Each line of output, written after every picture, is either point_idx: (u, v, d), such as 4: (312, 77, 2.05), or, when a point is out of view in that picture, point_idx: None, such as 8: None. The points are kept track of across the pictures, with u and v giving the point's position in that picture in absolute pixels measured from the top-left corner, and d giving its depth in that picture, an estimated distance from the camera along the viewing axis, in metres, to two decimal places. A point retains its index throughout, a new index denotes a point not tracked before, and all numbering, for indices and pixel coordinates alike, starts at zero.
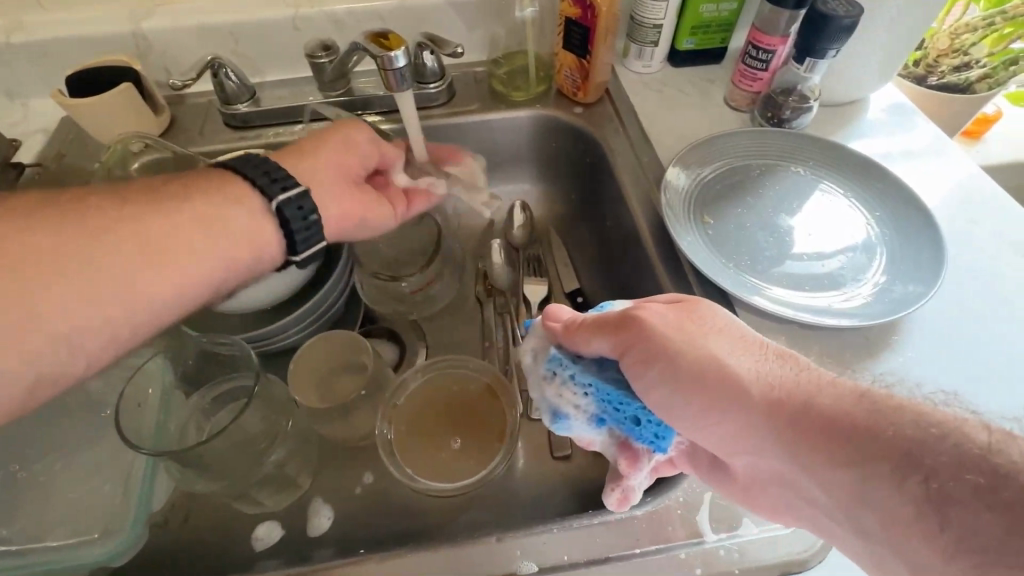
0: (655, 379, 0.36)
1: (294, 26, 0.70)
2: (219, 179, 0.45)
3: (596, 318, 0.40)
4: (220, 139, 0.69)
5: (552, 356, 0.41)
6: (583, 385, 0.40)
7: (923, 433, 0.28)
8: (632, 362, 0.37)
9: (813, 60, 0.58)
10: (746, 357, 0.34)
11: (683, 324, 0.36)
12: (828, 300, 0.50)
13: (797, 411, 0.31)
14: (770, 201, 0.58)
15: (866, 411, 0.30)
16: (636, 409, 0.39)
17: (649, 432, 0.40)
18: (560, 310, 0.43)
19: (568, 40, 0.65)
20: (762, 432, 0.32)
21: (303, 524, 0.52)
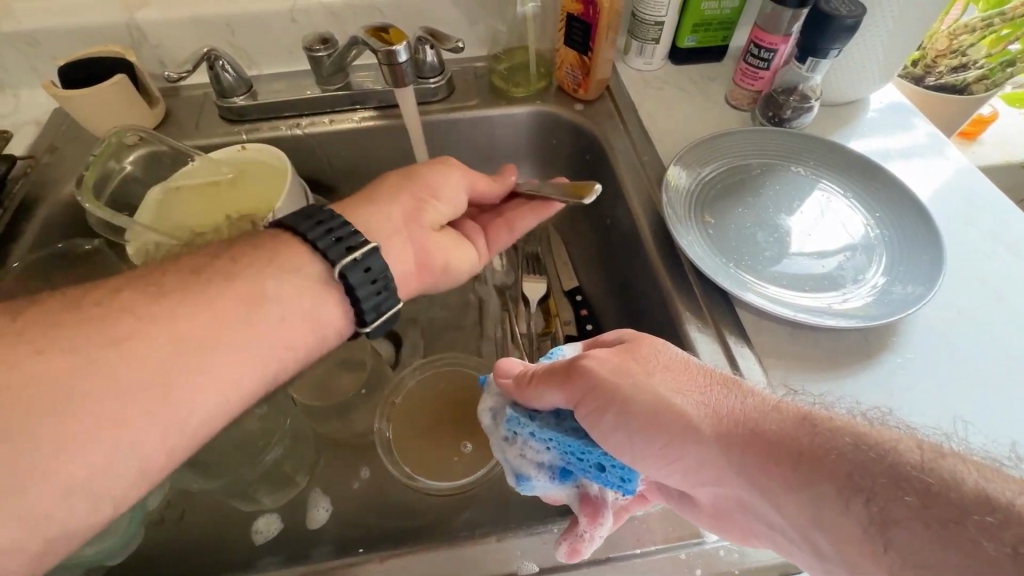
0: (612, 423, 0.37)
1: (293, 19, 0.69)
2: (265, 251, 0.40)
3: (547, 370, 0.40)
4: (217, 132, 0.68)
5: (510, 417, 0.43)
6: (542, 441, 0.42)
7: (862, 455, 0.28)
8: (586, 413, 0.38)
9: (815, 60, 0.58)
10: (689, 389, 0.35)
11: (627, 364, 0.37)
12: (825, 299, 0.50)
13: (748, 439, 0.32)
14: (769, 200, 0.58)
15: (808, 434, 0.30)
16: (600, 455, 0.40)
17: (616, 475, 0.40)
18: (510, 365, 0.44)
19: (569, 36, 0.65)
20: (721, 464, 0.33)
21: (301, 517, 0.52)
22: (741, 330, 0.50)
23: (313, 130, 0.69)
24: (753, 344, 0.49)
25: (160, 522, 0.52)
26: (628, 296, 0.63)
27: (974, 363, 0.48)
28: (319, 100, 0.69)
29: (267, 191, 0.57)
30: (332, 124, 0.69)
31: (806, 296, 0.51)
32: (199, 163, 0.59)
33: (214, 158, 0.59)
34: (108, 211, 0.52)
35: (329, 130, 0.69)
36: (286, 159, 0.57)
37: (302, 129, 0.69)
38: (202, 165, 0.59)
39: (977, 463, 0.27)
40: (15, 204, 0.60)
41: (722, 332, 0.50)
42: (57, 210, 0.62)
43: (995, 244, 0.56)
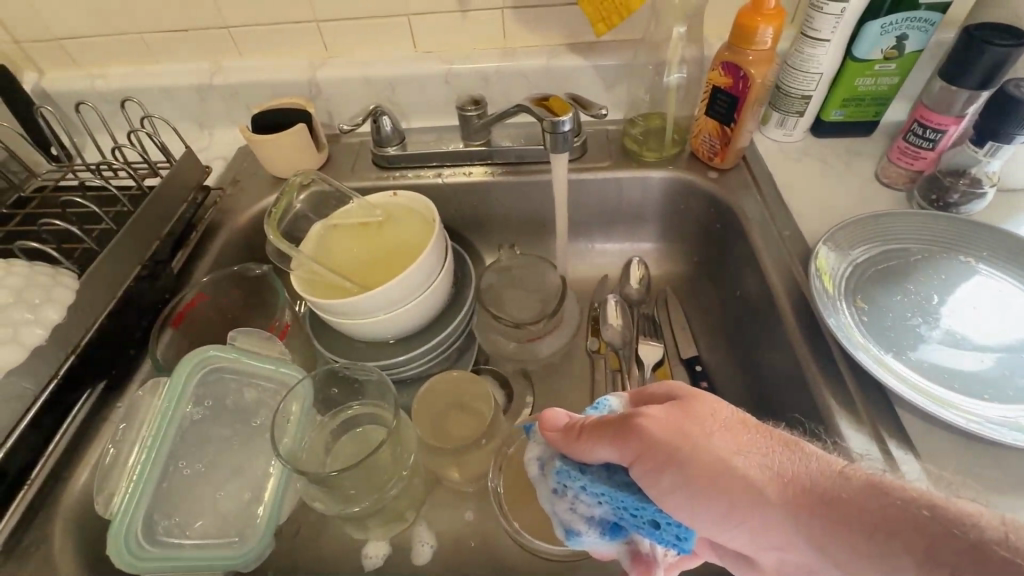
0: (671, 486, 0.33)
1: (446, 80, 0.76)
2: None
3: (597, 422, 0.37)
4: (369, 176, 0.76)
5: (558, 469, 0.39)
6: (594, 496, 0.37)
7: (943, 529, 0.26)
8: (641, 472, 0.34)
9: (996, 144, 0.53)
10: (749, 449, 0.33)
11: (684, 424, 0.34)
12: (1015, 412, 0.44)
13: (822, 506, 0.30)
14: (934, 286, 0.53)
15: (880, 505, 0.28)
16: (654, 512, 0.36)
17: (671, 534, 0.36)
18: (553, 417, 0.40)
19: (711, 107, 0.65)
20: (787, 530, 0.31)
21: (408, 551, 0.55)
22: (907, 439, 0.44)
23: (452, 179, 0.74)
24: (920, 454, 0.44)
25: (285, 527, 0.56)
26: (756, 374, 0.60)
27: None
28: (461, 154, 0.74)
29: (415, 235, 0.62)
30: (470, 175, 0.74)
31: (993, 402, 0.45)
32: (354, 206, 0.65)
33: (369, 202, 0.66)
34: (284, 242, 0.57)
35: (466, 180, 0.74)
36: (431, 203, 0.62)
37: (443, 178, 0.75)
38: (356, 207, 0.65)
39: None
40: (204, 226, 0.68)
41: (878, 438, 0.45)
42: (233, 236, 0.69)
43: None
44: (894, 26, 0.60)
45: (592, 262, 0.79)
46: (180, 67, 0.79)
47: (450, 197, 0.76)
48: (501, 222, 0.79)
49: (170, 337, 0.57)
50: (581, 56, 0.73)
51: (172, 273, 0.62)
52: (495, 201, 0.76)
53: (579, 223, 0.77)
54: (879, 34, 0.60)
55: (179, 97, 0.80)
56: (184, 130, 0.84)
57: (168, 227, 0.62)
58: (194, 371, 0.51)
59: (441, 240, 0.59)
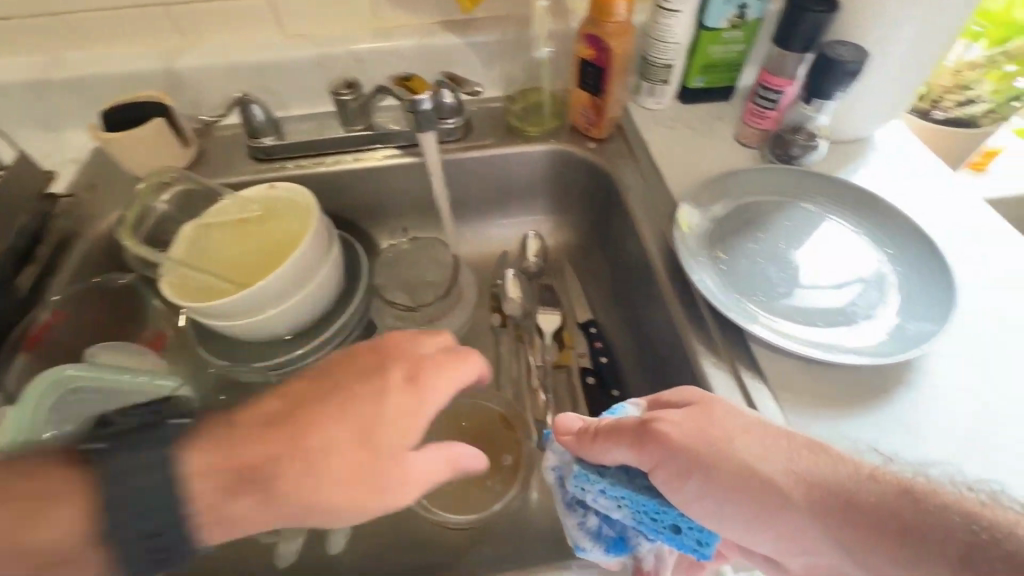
0: (693, 489, 0.36)
1: (319, 64, 0.73)
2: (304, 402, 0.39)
3: (612, 426, 0.40)
4: (248, 170, 0.71)
5: (578, 474, 0.41)
6: (614, 499, 0.40)
7: (974, 535, 0.29)
8: (663, 478, 0.37)
9: (820, 101, 0.60)
10: (774, 452, 0.36)
11: (705, 429, 0.37)
12: (840, 336, 0.50)
13: (842, 507, 0.32)
14: (781, 235, 0.59)
15: (909, 509, 0.31)
16: (674, 516, 0.39)
17: (692, 537, 0.39)
18: (567, 420, 0.43)
19: (582, 79, 0.67)
20: (809, 530, 0.33)
21: (322, 543, 0.55)
22: (755, 368, 0.50)
23: (335, 168, 0.72)
24: (765, 377, 0.49)
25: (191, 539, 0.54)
26: (640, 329, 0.64)
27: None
28: (343, 140, 0.72)
29: (294, 229, 0.59)
30: (355, 162, 0.72)
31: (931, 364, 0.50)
32: (228, 202, 0.62)
33: (244, 197, 0.62)
34: (142, 247, 0.54)
35: (351, 168, 0.72)
36: (309, 193, 0.58)
37: (326, 167, 0.72)
38: (231, 204, 0.61)
39: None
40: (58, 237, 0.61)
41: (733, 372, 0.50)
42: (93, 246, 0.63)
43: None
44: None
45: (491, 240, 0.80)
46: (7, 62, 0.70)
47: (337, 186, 0.74)
48: (394, 207, 0.78)
49: (26, 361, 0.53)
50: (456, 34, 0.72)
51: (19, 293, 0.54)
52: (386, 186, 0.75)
53: (474, 202, 0.78)
54: (724, 3, 0.65)
55: (10, 96, 0.71)
56: (22, 133, 0.74)
57: (7, 242, 0.55)
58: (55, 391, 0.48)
59: (322, 230, 0.57)
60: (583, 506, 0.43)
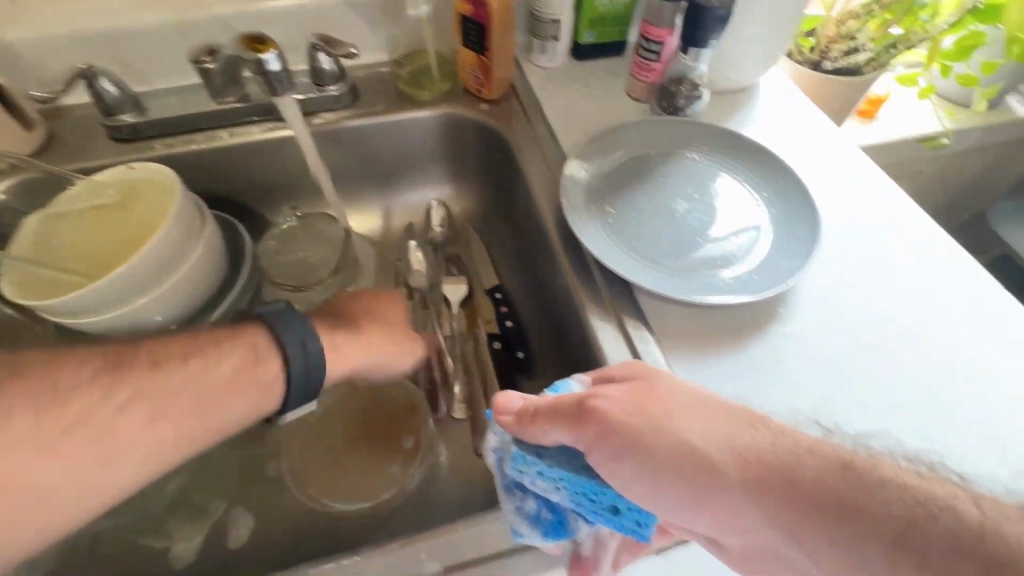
0: (629, 471, 0.35)
1: (180, 31, 0.66)
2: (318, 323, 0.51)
3: (551, 405, 0.38)
4: (108, 152, 0.65)
5: (515, 455, 0.38)
6: (552, 481, 0.38)
7: (912, 511, 0.29)
8: (600, 458, 0.35)
9: (697, 50, 0.61)
10: (711, 428, 0.34)
11: (643, 405, 0.36)
12: (718, 278, 0.52)
13: (783, 485, 0.31)
14: (668, 186, 0.60)
15: (850, 485, 0.30)
16: (613, 497, 0.37)
17: (631, 519, 0.37)
18: (508, 399, 0.41)
19: (466, 37, 0.65)
20: (748, 508, 0.32)
21: (222, 536, 0.53)
22: (641, 317, 0.51)
23: (209, 145, 0.66)
24: (647, 323, 0.51)
25: (73, 554, 0.50)
26: (541, 291, 0.64)
27: (937, 358, 0.50)
28: (215, 114, 0.66)
29: (157, 214, 0.53)
30: (231, 137, 0.67)
31: (837, 319, 0.52)
32: (80, 187, 0.55)
33: (97, 180, 0.55)
34: None
35: (227, 144, 0.67)
36: (172, 174, 0.53)
37: (199, 145, 0.66)
38: (83, 189, 0.55)
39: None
40: None
41: (619, 322, 0.51)
42: None
43: (903, 240, 0.58)
44: None
45: (394, 213, 0.78)
46: None
47: (216, 165, 0.68)
48: (284, 183, 0.73)
49: None
50: None
51: None
52: (271, 161, 0.70)
53: (371, 175, 0.75)
54: None
55: None
56: None
57: None
58: None
59: (185, 214, 0.52)
60: (522, 490, 0.40)
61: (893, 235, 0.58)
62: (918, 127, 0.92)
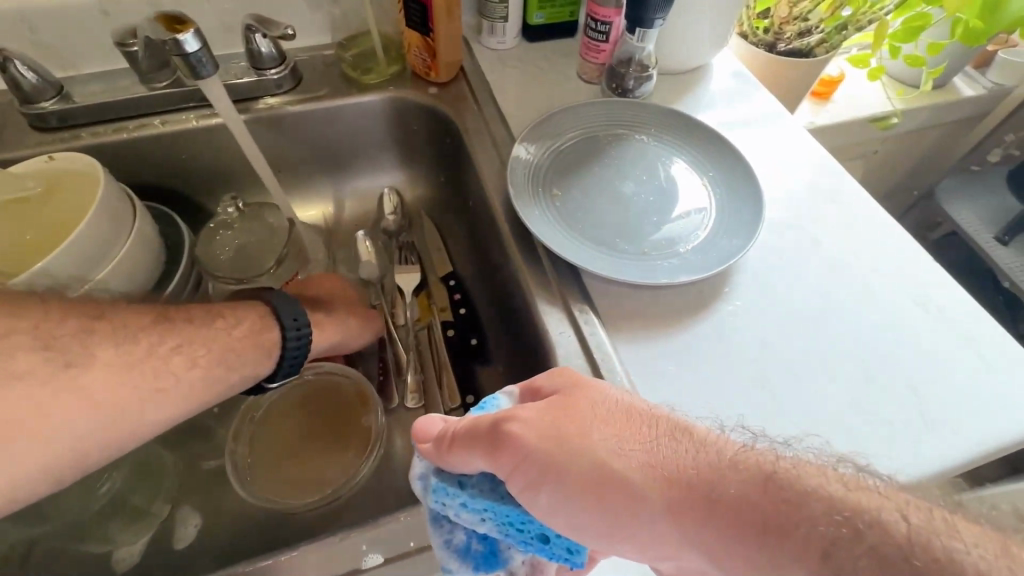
0: (548, 500, 0.34)
1: (104, 12, 0.62)
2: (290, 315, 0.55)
3: (469, 428, 0.36)
4: (28, 142, 0.61)
5: (436, 487, 0.37)
6: (477, 512, 0.37)
7: (837, 529, 0.28)
8: (519, 486, 0.34)
9: (643, 30, 0.60)
10: (634, 445, 0.33)
11: (560, 425, 0.35)
12: (662, 262, 0.52)
13: (709, 511, 0.30)
14: (616, 171, 0.60)
15: (774, 501, 0.30)
16: (541, 526, 0.36)
17: (561, 547, 0.36)
18: (429, 425, 0.40)
19: (409, 18, 0.63)
20: (676, 535, 0.31)
21: (167, 536, 0.51)
22: (587, 301, 0.52)
23: (141, 133, 0.63)
24: (592, 307, 0.51)
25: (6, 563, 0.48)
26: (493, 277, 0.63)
27: (878, 342, 0.50)
28: (145, 100, 0.63)
29: (83, 206, 0.51)
30: (164, 125, 0.64)
31: (783, 303, 0.52)
32: None
33: (17, 172, 0.52)
34: None
35: (161, 132, 0.64)
36: (97, 164, 0.51)
37: (129, 133, 0.63)
38: None
39: (968, 535, 0.28)
40: None
41: (564, 304, 0.52)
42: None
43: (847, 225, 0.58)
44: None
45: (347, 201, 0.76)
46: None
47: (150, 154, 0.65)
48: (228, 172, 0.70)
49: None
50: None
51: None
52: (211, 149, 0.67)
53: (320, 163, 0.73)
54: None
55: None
56: None
57: None
58: None
59: (112, 206, 0.50)
60: (450, 522, 0.38)
61: (837, 222, 0.59)
62: (868, 107, 0.94)
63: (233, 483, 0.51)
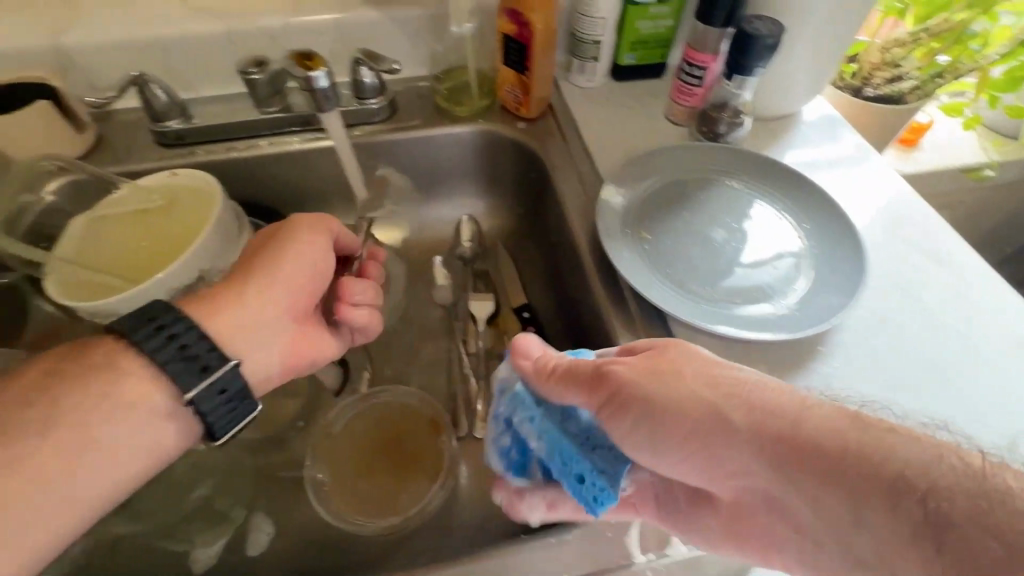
0: (633, 425, 0.36)
1: (228, 41, 0.67)
2: (196, 307, 0.42)
3: (569, 366, 0.40)
4: (151, 157, 0.66)
5: (517, 392, 0.42)
6: (537, 429, 0.41)
7: (926, 463, 0.29)
8: (608, 416, 0.37)
9: (742, 77, 0.59)
10: (728, 388, 0.35)
11: (658, 369, 0.37)
12: (754, 312, 0.51)
13: (806, 455, 0.31)
14: (705, 213, 0.59)
15: (862, 437, 0.31)
16: (583, 468, 0.38)
17: (590, 494, 0.37)
18: (529, 345, 0.43)
19: (507, 56, 0.65)
20: (761, 462, 0.33)
21: (242, 543, 0.53)
22: None
23: (251, 153, 0.68)
24: None
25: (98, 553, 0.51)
26: (570, 313, 0.63)
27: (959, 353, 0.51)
28: (257, 122, 0.68)
29: (197, 220, 0.54)
30: (272, 146, 0.68)
31: (878, 361, 0.50)
32: (126, 189, 0.57)
33: (142, 185, 0.57)
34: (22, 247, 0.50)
35: (268, 152, 0.68)
36: (212, 180, 0.54)
37: (240, 152, 0.68)
38: (129, 192, 0.57)
39: None
40: None
41: None
42: None
43: (930, 260, 0.57)
44: None
45: (426, 226, 0.78)
46: None
47: (255, 172, 0.69)
48: (320, 192, 0.74)
49: None
50: (377, 8, 0.68)
51: None
52: (308, 170, 0.71)
53: (406, 188, 0.75)
54: None
55: None
56: None
57: None
58: None
59: (222, 222, 0.53)
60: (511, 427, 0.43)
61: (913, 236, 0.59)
62: (963, 158, 0.89)
63: (312, 499, 0.52)
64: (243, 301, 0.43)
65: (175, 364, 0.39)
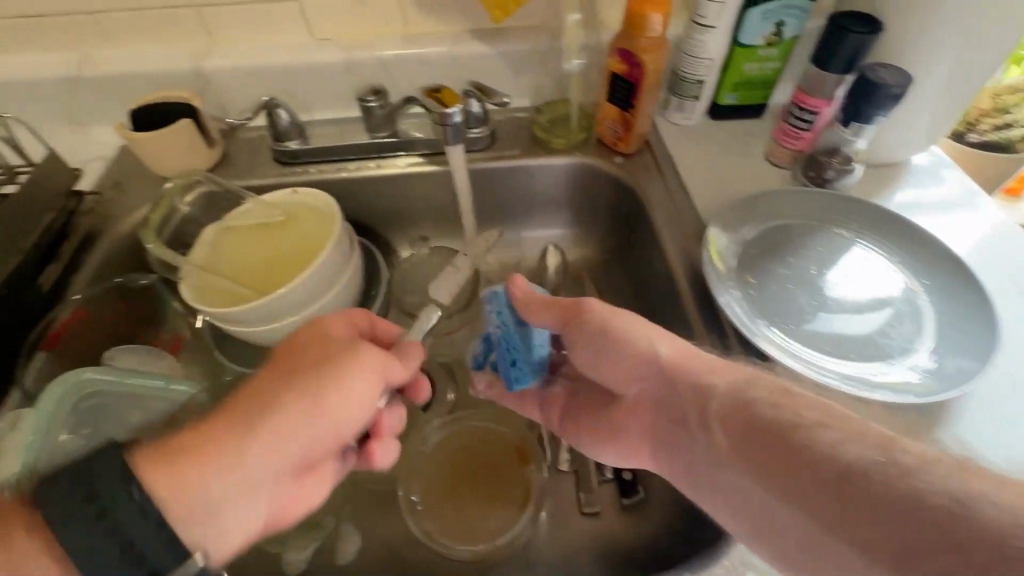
0: (589, 348, 0.47)
1: (347, 69, 0.72)
2: (162, 468, 0.33)
3: (550, 300, 0.48)
4: (269, 173, 0.71)
5: (495, 294, 0.51)
6: (497, 321, 0.51)
7: (854, 456, 0.32)
8: (568, 334, 0.47)
9: (860, 124, 0.58)
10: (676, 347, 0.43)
11: (623, 323, 0.45)
12: (871, 369, 0.49)
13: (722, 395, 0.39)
14: (812, 259, 0.57)
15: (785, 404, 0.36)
16: (517, 357, 0.50)
17: (513, 374, 0.51)
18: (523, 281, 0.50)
19: (612, 93, 0.66)
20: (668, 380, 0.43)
21: (332, 551, 0.54)
22: None
23: (358, 173, 0.71)
24: None
25: None
26: None
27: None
28: (366, 145, 0.72)
29: (316, 238, 0.58)
30: (378, 168, 0.72)
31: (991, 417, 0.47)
32: (250, 204, 0.61)
33: (266, 200, 0.61)
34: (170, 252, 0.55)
35: (374, 173, 0.72)
36: (334, 204, 0.58)
37: (349, 172, 0.72)
38: (253, 206, 0.61)
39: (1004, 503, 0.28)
40: (81, 235, 0.62)
41: None
42: (115, 247, 0.63)
43: None
44: (772, 12, 0.63)
45: (511, 250, 0.79)
46: (40, 57, 0.71)
47: (359, 192, 0.73)
48: (416, 214, 0.77)
49: (44, 361, 0.53)
50: (486, 43, 0.71)
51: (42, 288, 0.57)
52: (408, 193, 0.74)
53: (497, 213, 0.77)
54: (761, 20, 0.64)
55: (41, 90, 0.71)
56: (53, 129, 0.75)
57: (36, 233, 0.57)
58: (66, 397, 0.47)
59: (342, 241, 0.56)
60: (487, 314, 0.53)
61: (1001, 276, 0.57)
62: None
63: (405, 517, 0.54)
64: (243, 457, 0.35)
65: (107, 553, 0.30)
